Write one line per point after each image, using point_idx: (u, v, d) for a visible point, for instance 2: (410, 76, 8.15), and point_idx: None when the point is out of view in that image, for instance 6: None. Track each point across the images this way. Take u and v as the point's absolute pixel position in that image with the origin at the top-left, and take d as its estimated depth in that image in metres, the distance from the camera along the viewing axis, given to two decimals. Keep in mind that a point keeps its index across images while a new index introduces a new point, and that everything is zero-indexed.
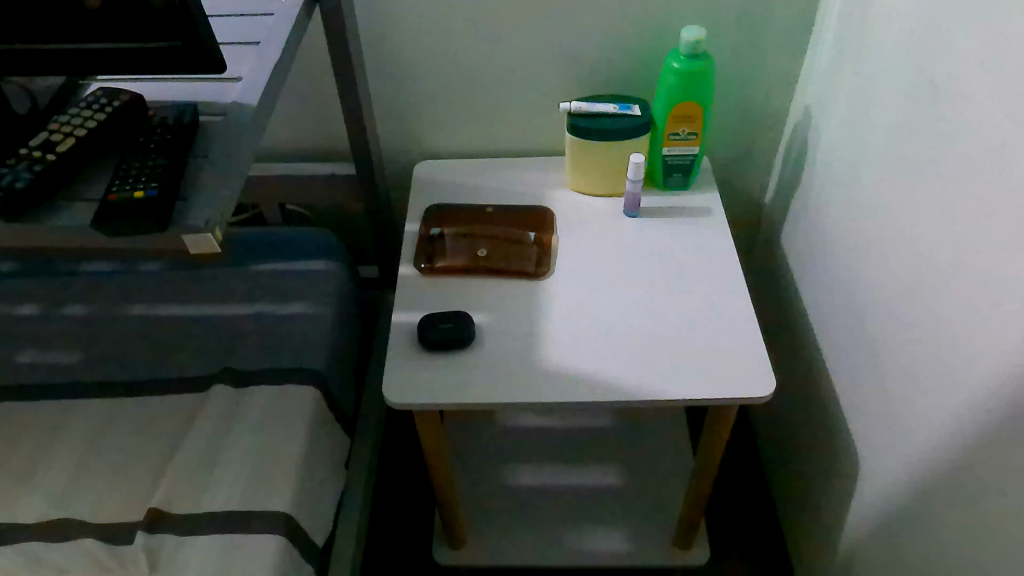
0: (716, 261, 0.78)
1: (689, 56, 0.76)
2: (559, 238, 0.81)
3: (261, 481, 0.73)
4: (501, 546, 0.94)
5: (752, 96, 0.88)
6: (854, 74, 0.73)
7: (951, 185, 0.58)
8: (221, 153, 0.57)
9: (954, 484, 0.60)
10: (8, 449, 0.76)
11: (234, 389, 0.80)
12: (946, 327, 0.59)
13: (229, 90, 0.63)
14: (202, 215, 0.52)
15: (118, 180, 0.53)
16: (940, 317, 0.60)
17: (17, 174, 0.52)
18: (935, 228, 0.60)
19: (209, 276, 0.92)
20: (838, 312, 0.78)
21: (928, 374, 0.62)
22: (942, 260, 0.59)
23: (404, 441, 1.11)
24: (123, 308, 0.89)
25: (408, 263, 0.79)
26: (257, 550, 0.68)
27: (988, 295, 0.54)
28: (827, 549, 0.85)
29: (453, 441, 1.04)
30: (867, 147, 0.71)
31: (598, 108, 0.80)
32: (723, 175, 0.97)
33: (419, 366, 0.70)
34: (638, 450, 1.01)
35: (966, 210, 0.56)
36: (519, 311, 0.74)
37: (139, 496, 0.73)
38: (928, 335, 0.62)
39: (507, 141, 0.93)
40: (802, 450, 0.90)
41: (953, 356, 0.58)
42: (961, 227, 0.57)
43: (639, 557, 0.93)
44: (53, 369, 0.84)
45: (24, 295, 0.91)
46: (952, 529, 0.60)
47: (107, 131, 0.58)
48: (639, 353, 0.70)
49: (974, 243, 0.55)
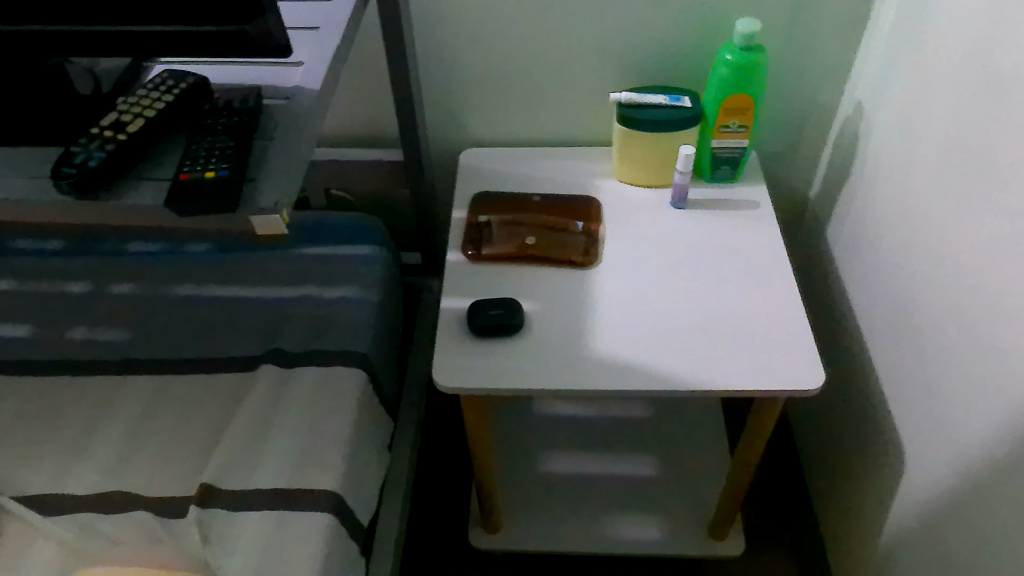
0: (762, 255, 0.78)
1: (742, 48, 0.76)
2: (606, 228, 0.81)
3: (310, 460, 0.75)
4: (537, 532, 0.95)
5: (803, 89, 0.88)
6: (911, 68, 0.72)
7: (1012, 184, 0.57)
8: (288, 137, 0.58)
9: (1000, 483, 0.59)
10: (62, 421, 0.79)
11: (281, 369, 0.81)
12: (998, 325, 0.59)
13: (292, 74, 0.63)
14: (270, 196, 0.53)
15: (188, 160, 0.54)
16: (993, 315, 0.60)
17: (90, 153, 0.53)
18: (990, 226, 0.59)
19: (256, 259, 0.93)
20: (886, 310, 0.78)
21: (977, 371, 0.62)
22: (997, 258, 0.59)
23: (442, 427, 1.12)
24: (172, 288, 0.91)
25: (456, 250, 0.80)
26: (304, 528, 0.70)
27: None
28: (866, 546, 0.85)
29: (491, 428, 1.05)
30: (920, 142, 0.70)
31: (650, 99, 0.80)
32: (770, 167, 0.97)
33: (469, 352, 0.71)
34: (674, 441, 1.02)
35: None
36: (568, 300, 0.75)
37: (190, 471, 0.75)
38: (979, 333, 0.62)
39: (554, 131, 0.94)
40: (843, 447, 0.90)
41: (1004, 355, 0.58)
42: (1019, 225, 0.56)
43: (673, 547, 0.93)
44: (103, 345, 0.86)
45: (75, 273, 0.93)
46: (996, 526, 0.60)
47: (175, 112, 0.59)
48: (689, 343, 0.70)
49: None
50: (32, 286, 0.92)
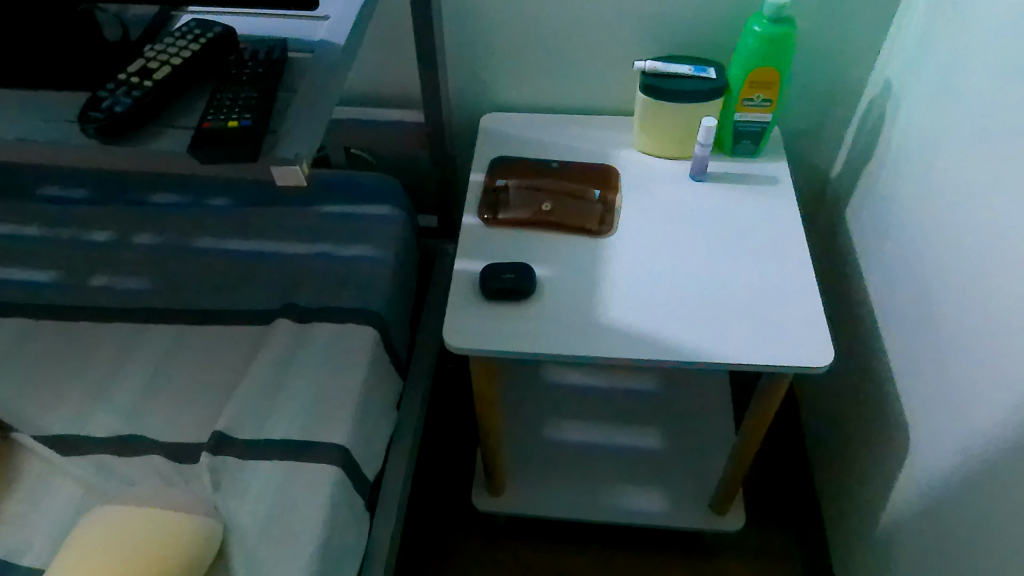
0: (782, 231, 0.78)
1: (771, 20, 0.76)
2: (623, 198, 0.82)
3: (316, 414, 0.77)
4: (541, 498, 0.99)
5: (832, 66, 0.89)
6: (940, 45, 0.73)
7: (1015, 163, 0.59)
8: (311, 90, 0.58)
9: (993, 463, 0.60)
10: (84, 363, 0.82)
11: (296, 325, 0.84)
12: (996, 305, 0.61)
13: (315, 28, 0.64)
14: (291, 148, 0.53)
15: (213, 109, 0.54)
16: (988, 291, 0.62)
17: (117, 99, 0.53)
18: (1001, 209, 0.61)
19: (269, 214, 0.95)
20: (902, 290, 0.77)
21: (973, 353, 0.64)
22: (999, 231, 0.61)
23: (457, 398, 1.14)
24: (192, 241, 0.93)
25: (472, 212, 0.81)
26: (315, 477, 0.72)
27: None
28: (865, 524, 0.86)
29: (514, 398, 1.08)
30: (944, 121, 0.71)
31: (673, 69, 0.80)
32: (793, 145, 0.98)
33: (480, 313, 0.71)
34: (684, 414, 1.05)
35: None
36: (580, 266, 0.75)
37: (204, 417, 0.77)
38: (976, 310, 0.64)
39: (577, 99, 0.96)
40: (850, 426, 0.91)
41: (1003, 339, 0.59)
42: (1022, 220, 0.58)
43: (674, 515, 0.97)
44: (124, 294, 0.88)
45: (98, 221, 0.96)
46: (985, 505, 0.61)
47: (202, 61, 0.59)
48: (698, 315, 0.71)
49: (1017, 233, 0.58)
50: (55, 233, 0.94)
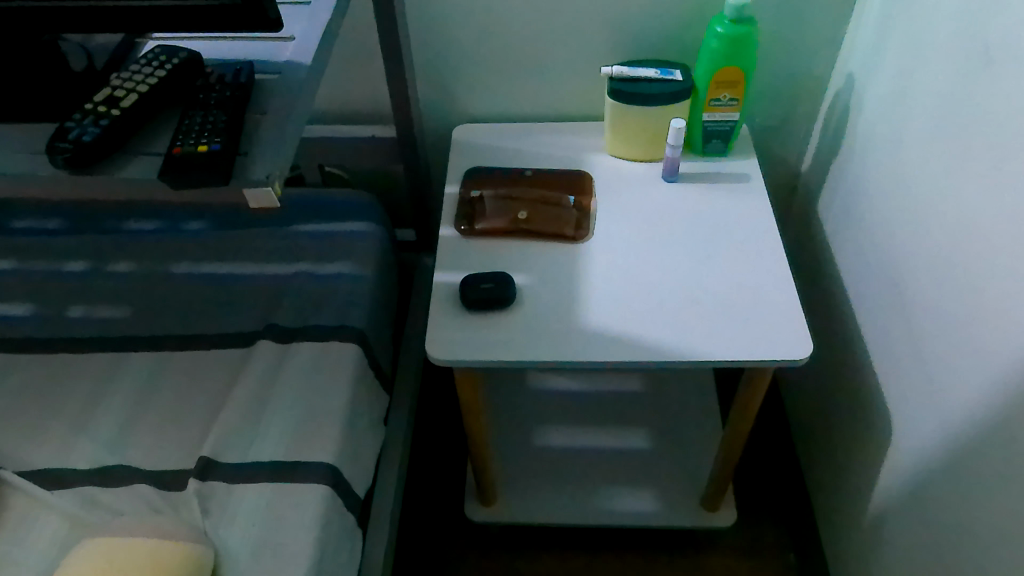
0: (757, 227, 0.79)
1: (733, 20, 0.77)
2: (597, 202, 0.82)
3: (303, 433, 0.77)
4: (534, 505, 0.99)
5: (795, 63, 0.91)
6: (897, 37, 0.75)
7: (976, 149, 0.61)
8: (280, 111, 0.58)
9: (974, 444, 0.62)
10: (65, 394, 0.81)
11: (278, 346, 0.83)
12: (968, 288, 0.62)
13: (281, 50, 0.65)
14: (262, 169, 0.53)
15: (182, 134, 0.54)
16: (959, 275, 0.63)
17: (85, 128, 0.53)
18: (965, 194, 0.62)
19: (246, 235, 0.95)
20: (875, 279, 0.79)
21: (948, 336, 0.65)
22: (966, 215, 0.62)
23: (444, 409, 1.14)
24: (170, 266, 0.93)
25: (448, 224, 0.81)
26: (304, 497, 0.72)
27: (993, 247, 0.58)
28: (853, 511, 0.87)
29: (500, 407, 1.08)
30: (906, 112, 0.72)
31: (640, 73, 0.81)
32: (761, 142, 1.00)
33: (461, 324, 0.72)
34: (670, 413, 1.06)
35: (989, 179, 0.59)
36: (558, 273, 0.76)
37: (189, 443, 0.77)
38: (949, 294, 0.65)
39: (547, 107, 0.97)
40: (833, 415, 0.92)
41: (976, 321, 0.61)
42: (987, 204, 0.59)
43: (666, 514, 0.97)
44: (103, 323, 0.87)
45: (73, 252, 0.95)
46: (969, 485, 0.62)
47: (168, 87, 0.59)
48: (677, 314, 0.71)
49: (983, 216, 0.59)
50: (29, 265, 0.94)
